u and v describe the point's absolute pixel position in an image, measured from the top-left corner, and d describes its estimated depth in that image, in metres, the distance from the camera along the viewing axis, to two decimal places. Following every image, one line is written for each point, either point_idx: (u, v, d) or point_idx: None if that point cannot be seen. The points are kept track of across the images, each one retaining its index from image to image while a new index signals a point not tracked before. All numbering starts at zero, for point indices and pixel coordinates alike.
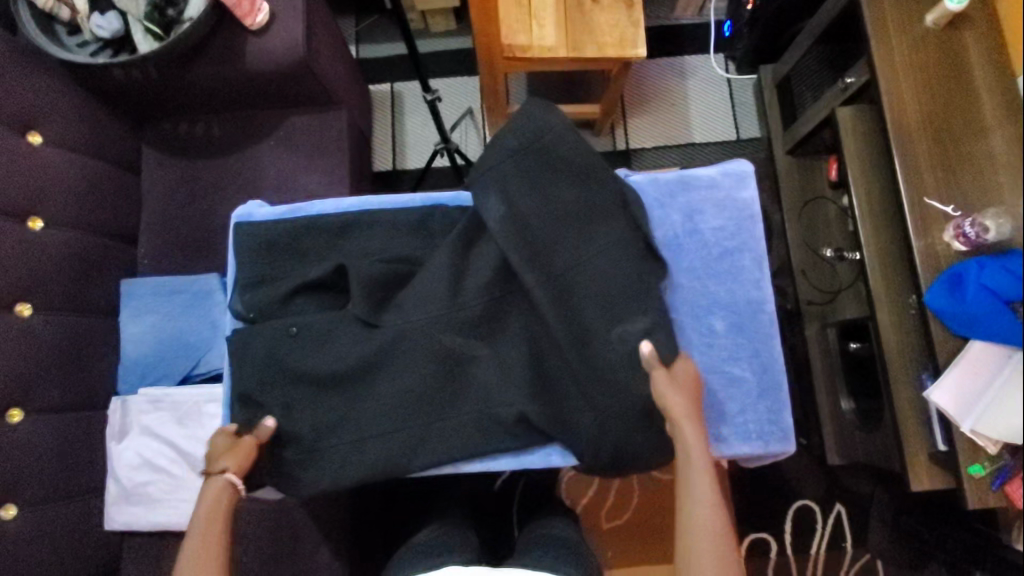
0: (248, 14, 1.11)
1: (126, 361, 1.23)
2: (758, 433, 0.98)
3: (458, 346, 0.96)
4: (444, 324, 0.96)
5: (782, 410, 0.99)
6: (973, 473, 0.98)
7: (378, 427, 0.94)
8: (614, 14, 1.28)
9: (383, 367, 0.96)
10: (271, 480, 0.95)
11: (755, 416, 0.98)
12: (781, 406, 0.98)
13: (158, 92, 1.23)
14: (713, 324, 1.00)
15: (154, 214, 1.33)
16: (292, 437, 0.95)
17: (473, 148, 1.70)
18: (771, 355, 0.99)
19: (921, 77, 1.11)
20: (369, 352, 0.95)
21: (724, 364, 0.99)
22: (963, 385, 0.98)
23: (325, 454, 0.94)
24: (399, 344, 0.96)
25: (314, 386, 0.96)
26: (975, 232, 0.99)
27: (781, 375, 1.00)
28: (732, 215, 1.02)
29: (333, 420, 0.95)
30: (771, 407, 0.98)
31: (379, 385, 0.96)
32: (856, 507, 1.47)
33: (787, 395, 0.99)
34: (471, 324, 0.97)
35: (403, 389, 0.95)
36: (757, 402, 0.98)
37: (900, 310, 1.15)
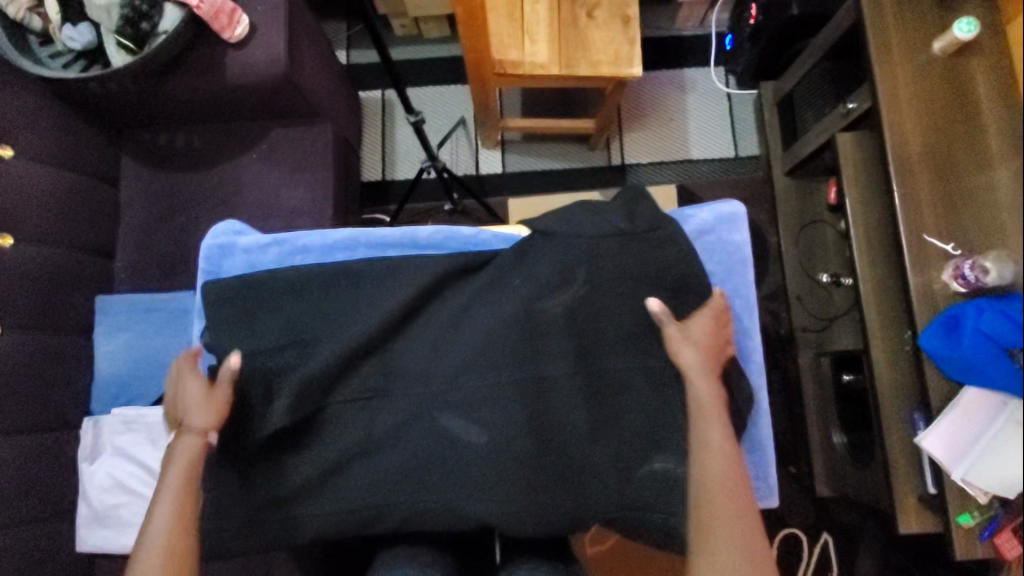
0: (226, 27, 1.06)
1: (101, 379, 1.20)
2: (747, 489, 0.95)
3: (459, 407, 0.90)
4: (436, 386, 0.90)
5: (769, 466, 0.96)
6: (963, 522, 0.94)
7: (350, 488, 0.89)
8: (609, 29, 1.23)
9: (363, 427, 0.90)
10: (229, 537, 0.89)
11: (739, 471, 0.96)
12: (768, 462, 0.96)
13: (137, 103, 1.19)
14: None
15: (134, 226, 1.30)
16: (255, 495, 0.90)
17: (464, 160, 1.66)
18: (760, 408, 0.96)
19: (928, 107, 1.05)
20: (346, 406, 0.90)
21: None
22: (958, 432, 0.94)
23: (290, 518, 0.89)
24: (381, 399, 0.90)
25: (291, 437, 0.91)
26: (975, 275, 0.94)
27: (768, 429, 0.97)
28: (725, 262, 0.98)
29: (307, 486, 0.89)
30: (758, 463, 0.96)
31: (348, 444, 0.89)
32: (844, 539, 1.44)
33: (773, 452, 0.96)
34: (454, 380, 0.91)
35: (384, 455, 0.89)
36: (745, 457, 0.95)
37: (895, 348, 1.12)
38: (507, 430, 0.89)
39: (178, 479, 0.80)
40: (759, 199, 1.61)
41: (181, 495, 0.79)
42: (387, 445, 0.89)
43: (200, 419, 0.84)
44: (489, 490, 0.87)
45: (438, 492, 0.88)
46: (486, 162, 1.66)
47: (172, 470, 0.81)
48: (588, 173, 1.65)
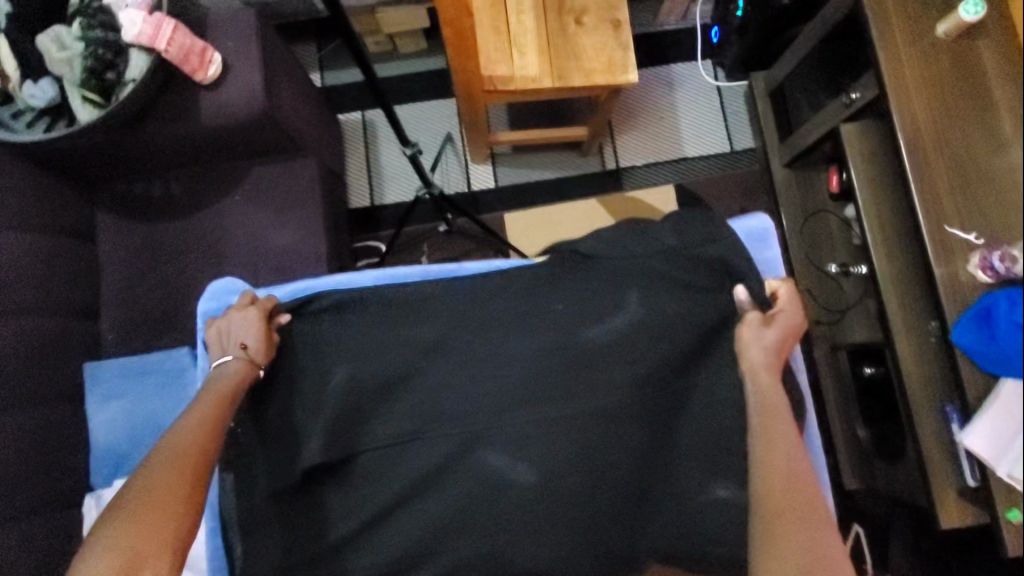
0: (199, 68, 0.99)
1: (98, 451, 1.12)
2: None
3: (490, 456, 0.85)
4: (464, 434, 0.86)
5: None
6: (1013, 519, 0.91)
7: (389, 540, 0.85)
8: (599, 36, 1.18)
9: (397, 477, 0.85)
10: None
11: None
12: None
13: (109, 154, 1.11)
14: None
15: (116, 283, 1.22)
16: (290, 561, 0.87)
17: (455, 177, 1.61)
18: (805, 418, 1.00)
19: (935, 93, 1.02)
20: (372, 457, 0.86)
21: None
22: (999, 427, 0.92)
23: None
24: (411, 446, 0.86)
25: (317, 501, 0.88)
26: (1005, 265, 0.92)
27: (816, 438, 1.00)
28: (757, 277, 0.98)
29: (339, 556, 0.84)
30: None
31: (383, 497, 0.85)
32: (875, 529, 1.43)
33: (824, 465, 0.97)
34: (483, 424, 0.87)
35: (420, 506, 0.85)
36: None
37: (919, 340, 1.10)
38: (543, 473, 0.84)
39: (209, 409, 0.81)
40: (758, 192, 1.58)
41: (205, 419, 0.79)
42: (428, 492, 0.85)
43: (253, 347, 0.90)
44: (532, 534, 0.83)
45: (478, 536, 0.84)
46: (477, 178, 1.60)
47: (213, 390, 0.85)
48: (583, 180, 1.60)
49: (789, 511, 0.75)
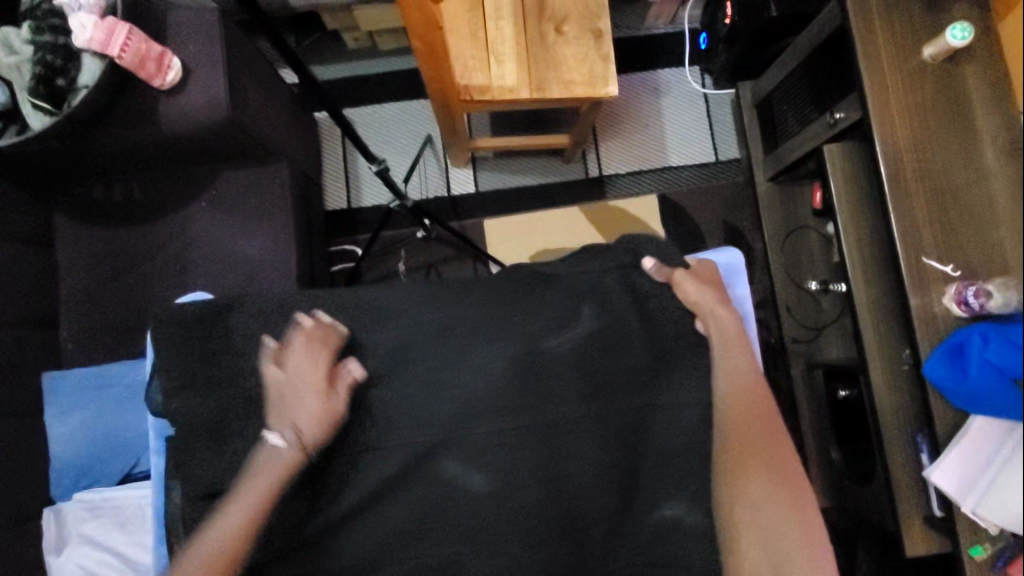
0: (156, 76, 0.95)
1: (58, 464, 1.10)
2: None
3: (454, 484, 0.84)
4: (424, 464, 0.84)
5: None
6: (975, 555, 0.92)
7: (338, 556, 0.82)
8: (580, 46, 1.14)
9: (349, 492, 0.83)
10: None
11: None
12: None
13: (68, 159, 1.07)
14: None
15: (78, 291, 1.18)
16: None
17: (434, 181, 1.56)
18: None
19: (917, 120, 1.00)
20: (325, 470, 0.84)
21: None
22: (965, 464, 0.92)
23: None
24: (366, 458, 0.84)
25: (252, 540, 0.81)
26: (979, 301, 0.90)
27: None
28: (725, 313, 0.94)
29: None
30: None
31: (335, 514, 0.83)
32: (847, 545, 1.43)
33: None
34: (444, 446, 0.85)
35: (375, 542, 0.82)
36: None
37: (893, 368, 1.08)
38: (507, 505, 0.84)
39: (248, 509, 0.76)
40: (742, 204, 1.56)
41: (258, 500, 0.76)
42: (383, 502, 0.84)
43: (305, 415, 0.79)
44: (485, 549, 0.83)
45: (431, 553, 0.83)
46: (457, 182, 1.57)
47: (259, 475, 0.77)
48: (565, 187, 1.57)
49: (762, 475, 0.82)
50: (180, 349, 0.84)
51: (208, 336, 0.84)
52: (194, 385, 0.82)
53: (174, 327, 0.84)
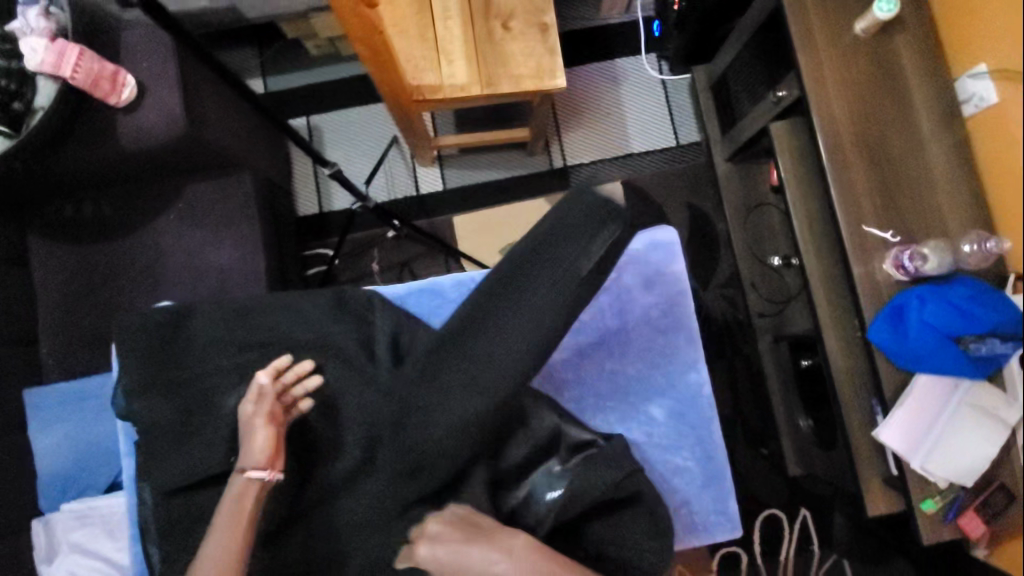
0: (110, 95, 0.99)
1: (45, 476, 1.13)
2: (706, 525, 0.92)
3: None
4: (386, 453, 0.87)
5: (728, 498, 0.92)
6: (928, 509, 0.95)
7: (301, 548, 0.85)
8: (527, 41, 1.18)
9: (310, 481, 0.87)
10: None
11: (702, 509, 0.92)
12: (727, 495, 0.92)
13: (33, 179, 1.10)
14: (651, 411, 0.94)
15: (53, 308, 1.21)
16: None
17: (402, 181, 1.59)
18: (712, 442, 0.93)
19: (853, 93, 1.03)
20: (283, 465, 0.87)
21: (666, 455, 0.93)
22: (912, 422, 0.95)
23: None
24: (328, 449, 0.87)
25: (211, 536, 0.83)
26: (914, 264, 0.95)
27: (726, 462, 0.93)
28: (663, 291, 0.95)
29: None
30: (716, 502, 0.92)
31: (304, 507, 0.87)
32: (823, 512, 1.47)
33: (733, 484, 0.92)
34: None
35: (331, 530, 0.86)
36: (702, 493, 0.92)
37: (846, 335, 1.12)
38: None
39: (233, 538, 0.74)
40: (704, 186, 1.58)
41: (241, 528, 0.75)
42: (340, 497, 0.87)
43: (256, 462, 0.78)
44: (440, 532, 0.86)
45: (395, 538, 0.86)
46: (424, 181, 1.59)
47: (228, 510, 0.76)
48: (531, 179, 1.60)
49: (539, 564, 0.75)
50: (145, 354, 0.87)
51: (172, 341, 0.88)
52: (156, 386, 0.85)
53: (137, 333, 0.87)
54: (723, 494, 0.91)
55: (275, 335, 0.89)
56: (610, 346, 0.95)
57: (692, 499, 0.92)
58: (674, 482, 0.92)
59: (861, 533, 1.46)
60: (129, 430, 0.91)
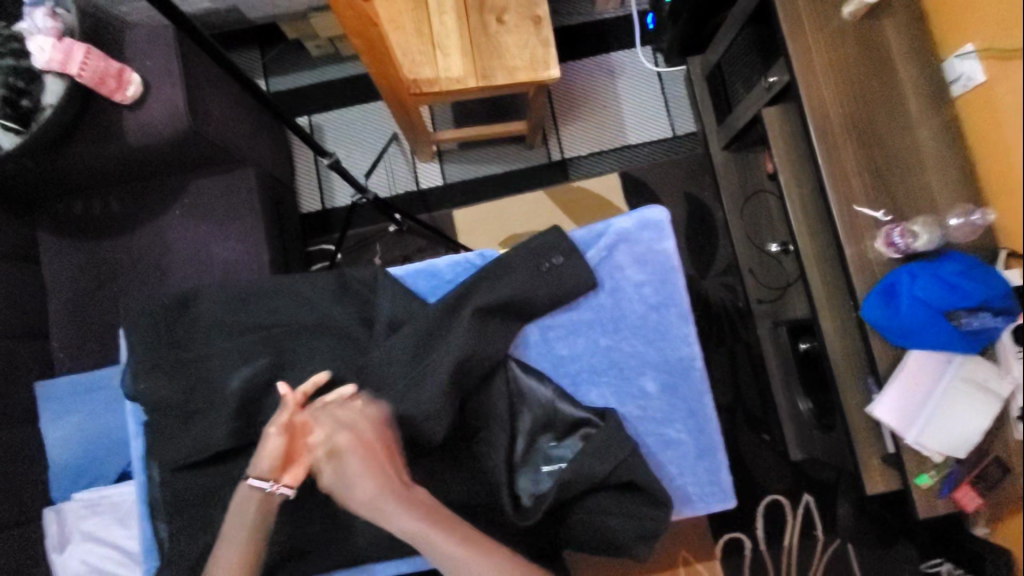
0: (116, 90, 1.01)
1: (59, 465, 1.17)
2: (700, 496, 0.94)
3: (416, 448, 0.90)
4: None
5: (722, 470, 0.94)
6: (922, 483, 0.98)
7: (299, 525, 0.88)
8: (522, 34, 1.20)
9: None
10: None
11: (696, 479, 0.93)
12: (720, 467, 0.94)
13: (43, 177, 1.13)
14: (644, 385, 0.96)
15: (65, 303, 1.24)
16: None
17: (403, 176, 1.62)
18: (705, 414, 0.95)
19: (842, 77, 1.05)
20: None
21: (658, 427, 0.94)
22: (906, 398, 0.97)
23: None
24: None
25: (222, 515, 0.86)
26: (905, 241, 0.97)
27: (718, 434, 0.95)
28: (654, 268, 0.97)
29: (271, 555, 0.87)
30: (711, 473, 0.94)
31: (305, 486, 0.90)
32: (826, 496, 1.47)
33: (725, 456, 0.94)
34: None
35: None
36: (695, 464, 0.94)
37: (842, 316, 1.13)
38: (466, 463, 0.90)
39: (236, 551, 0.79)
40: (702, 175, 1.60)
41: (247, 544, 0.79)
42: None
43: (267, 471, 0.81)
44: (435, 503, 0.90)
45: None
46: (425, 176, 1.62)
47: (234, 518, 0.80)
48: (529, 172, 1.62)
49: None
50: (153, 341, 0.89)
51: (179, 327, 0.90)
52: (162, 370, 0.88)
53: (145, 319, 0.90)
54: (716, 466, 0.93)
55: (278, 320, 0.91)
56: (603, 323, 0.97)
57: (685, 470, 0.94)
58: (668, 454, 0.94)
59: (865, 518, 1.46)
60: (138, 411, 0.92)
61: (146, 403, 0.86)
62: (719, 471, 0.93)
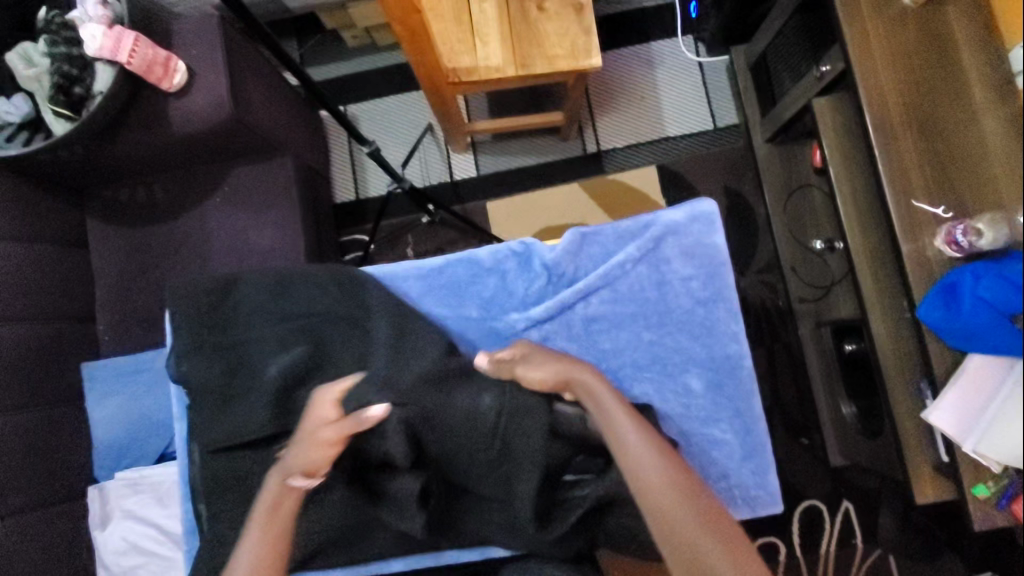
0: (163, 78, 1.03)
1: (100, 446, 1.19)
2: (744, 498, 0.91)
3: None
4: None
5: (768, 472, 0.91)
6: (979, 494, 0.93)
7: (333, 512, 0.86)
8: (563, 21, 1.17)
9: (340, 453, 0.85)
10: None
11: (740, 480, 0.91)
12: (767, 469, 0.91)
13: (92, 164, 1.16)
14: (689, 382, 0.93)
15: (109, 288, 1.28)
16: None
17: (437, 168, 1.61)
18: (752, 414, 0.92)
19: (901, 65, 1.00)
20: None
21: (702, 426, 0.92)
22: (965, 403, 0.92)
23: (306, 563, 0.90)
24: None
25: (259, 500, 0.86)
26: (968, 240, 0.91)
27: (766, 434, 0.92)
28: (702, 262, 0.94)
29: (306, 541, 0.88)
30: (756, 475, 0.91)
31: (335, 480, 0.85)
32: (866, 503, 1.42)
33: (773, 458, 0.91)
34: None
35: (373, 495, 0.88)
36: (740, 466, 0.91)
37: (894, 316, 1.09)
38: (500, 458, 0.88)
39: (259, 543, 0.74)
40: (743, 169, 1.55)
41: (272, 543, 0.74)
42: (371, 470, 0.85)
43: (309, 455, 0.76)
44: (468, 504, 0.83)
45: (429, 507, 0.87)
46: (459, 167, 1.61)
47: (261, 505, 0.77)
48: (565, 165, 1.60)
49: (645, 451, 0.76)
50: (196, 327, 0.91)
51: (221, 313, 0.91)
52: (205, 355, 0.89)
53: (187, 301, 0.88)
54: (763, 468, 0.90)
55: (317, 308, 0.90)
56: (648, 317, 0.95)
57: (731, 472, 0.91)
58: (712, 454, 0.91)
59: (907, 527, 1.41)
60: (180, 394, 0.91)
61: (188, 384, 0.85)
62: (766, 474, 0.90)
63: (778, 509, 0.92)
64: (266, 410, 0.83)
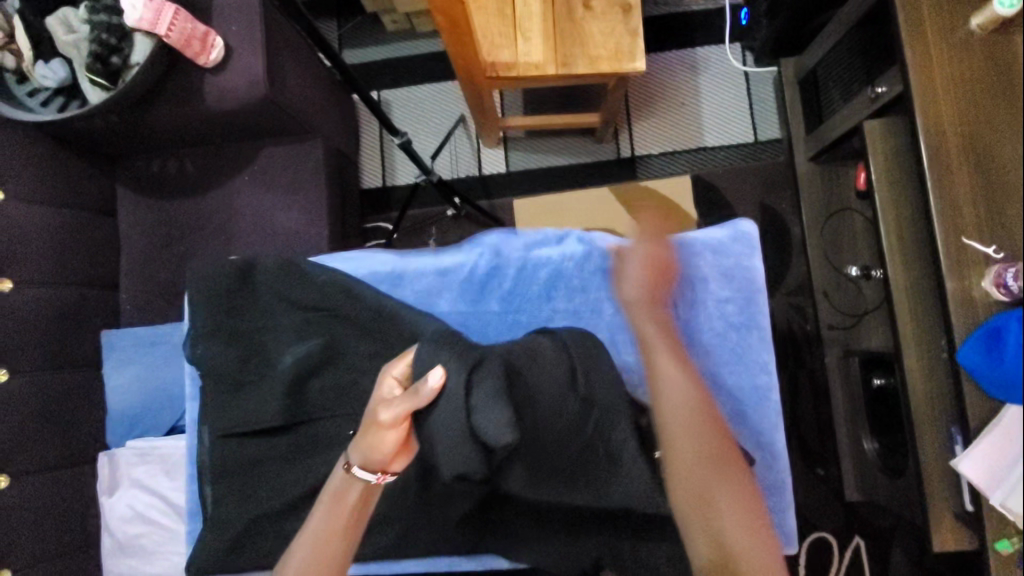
0: (200, 53, 1.02)
1: (113, 414, 1.20)
2: None
3: None
4: None
5: (787, 510, 0.89)
6: (1001, 549, 0.89)
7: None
8: (608, 21, 1.14)
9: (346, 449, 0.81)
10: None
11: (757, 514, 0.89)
12: (786, 507, 0.89)
13: (125, 133, 1.16)
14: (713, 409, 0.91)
15: (134, 257, 1.29)
16: None
17: (467, 161, 1.59)
18: (775, 448, 0.90)
19: (965, 93, 0.94)
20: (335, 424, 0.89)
21: None
22: (997, 455, 0.88)
23: None
24: None
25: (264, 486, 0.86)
26: (1018, 285, 0.86)
27: (787, 471, 0.90)
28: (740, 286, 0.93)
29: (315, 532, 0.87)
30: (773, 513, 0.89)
31: None
32: (878, 542, 1.38)
33: (792, 495, 0.90)
34: None
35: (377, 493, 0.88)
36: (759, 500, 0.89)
37: (931, 355, 1.04)
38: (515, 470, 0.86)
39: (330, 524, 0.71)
40: (781, 187, 1.50)
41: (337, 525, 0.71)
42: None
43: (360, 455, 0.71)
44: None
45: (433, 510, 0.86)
46: (489, 161, 1.58)
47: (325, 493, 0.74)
48: (597, 167, 1.56)
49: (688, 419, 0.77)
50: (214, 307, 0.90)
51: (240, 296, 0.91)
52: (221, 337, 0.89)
53: (209, 281, 0.87)
54: (782, 505, 0.89)
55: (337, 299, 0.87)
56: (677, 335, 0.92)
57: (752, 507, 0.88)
58: None
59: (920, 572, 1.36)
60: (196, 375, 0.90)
61: (202, 366, 0.84)
62: (786, 512, 0.88)
63: (792, 550, 0.90)
64: (277, 401, 0.82)
